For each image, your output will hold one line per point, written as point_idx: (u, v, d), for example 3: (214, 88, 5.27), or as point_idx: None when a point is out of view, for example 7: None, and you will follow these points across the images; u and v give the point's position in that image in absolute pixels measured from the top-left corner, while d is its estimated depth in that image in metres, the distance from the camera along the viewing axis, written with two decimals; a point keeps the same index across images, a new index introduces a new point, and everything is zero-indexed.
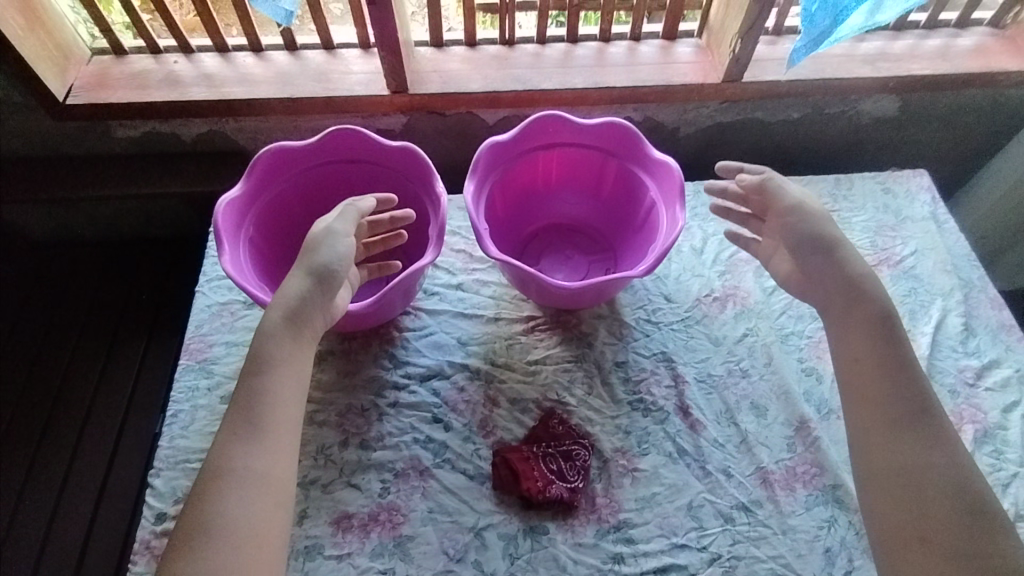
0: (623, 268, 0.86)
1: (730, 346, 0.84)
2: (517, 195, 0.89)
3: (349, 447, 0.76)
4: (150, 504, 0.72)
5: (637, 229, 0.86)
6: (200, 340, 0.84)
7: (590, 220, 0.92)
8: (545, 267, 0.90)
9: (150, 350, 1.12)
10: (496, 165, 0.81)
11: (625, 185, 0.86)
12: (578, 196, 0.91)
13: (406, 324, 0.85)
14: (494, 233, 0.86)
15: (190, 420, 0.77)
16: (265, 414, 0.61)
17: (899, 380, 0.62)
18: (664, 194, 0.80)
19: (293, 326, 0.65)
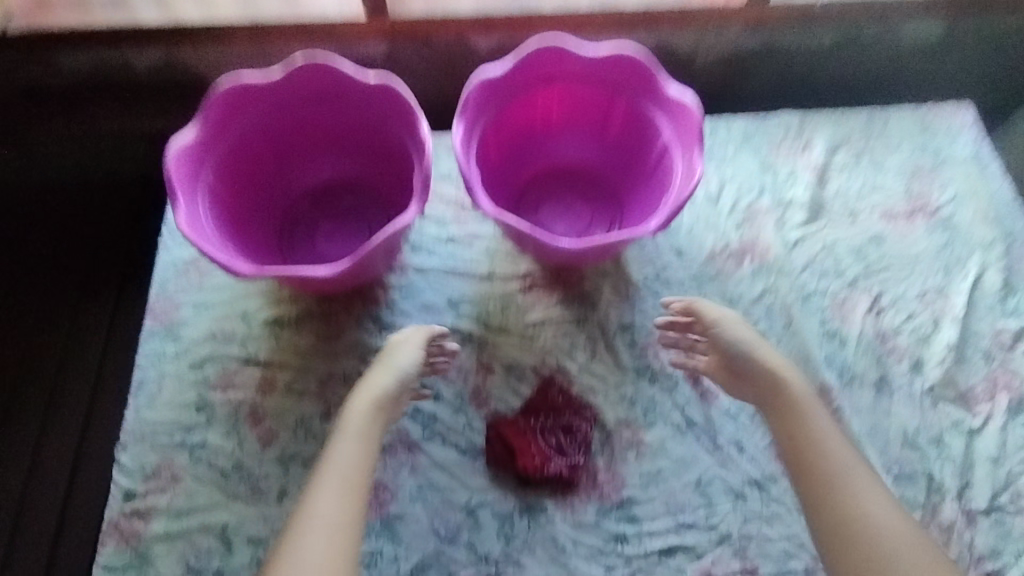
0: (630, 222, 0.77)
1: (747, 307, 0.76)
2: (513, 137, 0.78)
3: (331, 419, 0.70)
4: (118, 482, 0.66)
5: (648, 176, 0.76)
6: (164, 300, 0.76)
7: (594, 166, 0.82)
8: (543, 219, 0.81)
9: (81, 317, 0.93)
10: (488, 103, 0.70)
11: (635, 126, 0.76)
12: (582, 137, 0.81)
13: (391, 282, 0.77)
14: (486, 181, 0.77)
15: (157, 390, 0.71)
16: (338, 472, 0.57)
17: (845, 469, 0.57)
18: (679, 137, 0.70)
19: (373, 411, 0.61)
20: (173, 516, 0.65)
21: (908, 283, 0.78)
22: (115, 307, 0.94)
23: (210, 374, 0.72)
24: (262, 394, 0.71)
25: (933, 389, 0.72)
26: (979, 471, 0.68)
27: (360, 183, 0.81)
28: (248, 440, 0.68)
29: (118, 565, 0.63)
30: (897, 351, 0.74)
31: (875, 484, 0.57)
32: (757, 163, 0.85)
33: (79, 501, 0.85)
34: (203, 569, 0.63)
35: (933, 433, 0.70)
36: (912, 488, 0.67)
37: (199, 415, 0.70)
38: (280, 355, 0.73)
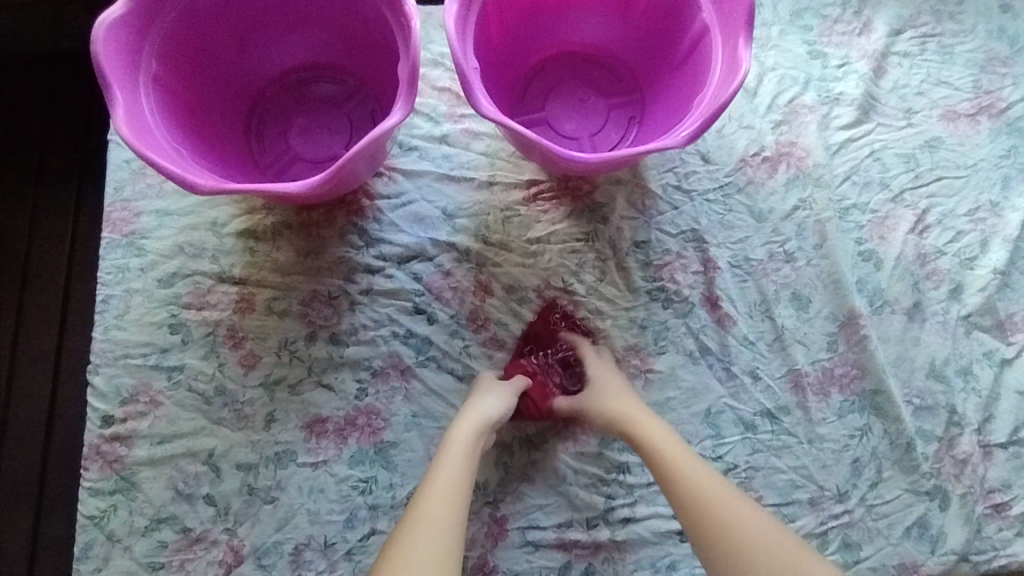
0: (654, 121, 0.67)
1: (776, 223, 0.68)
2: (518, 13, 0.66)
3: (317, 342, 0.64)
4: (93, 406, 0.62)
5: (677, 66, 0.65)
6: (123, 207, 0.67)
7: (613, 52, 0.70)
8: (552, 117, 0.70)
9: (40, 218, 0.78)
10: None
11: (666, 1, 0.63)
12: (600, 14, 0.68)
13: (378, 190, 0.68)
14: (486, 70, 0.65)
15: (126, 308, 0.65)
16: (450, 499, 0.51)
17: (712, 499, 0.52)
18: (721, 16, 0.58)
19: (474, 440, 0.55)
20: (156, 442, 0.62)
21: (959, 198, 0.69)
22: (76, 206, 0.78)
23: (182, 292, 0.65)
24: (240, 314, 0.65)
25: (969, 317, 0.66)
26: (1004, 404, 0.64)
27: (339, 69, 0.69)
28: (229, 363, 0.64)
29: (103, 490, 0.61)
30: (937, 274, 0.67)
31: (743, 504, 0.52)
32: (804, 49, 0.72)
33: (61, 438, 0.72)
34: (191, 495, 0.61)
35: (962, 363, 0.65)
36: (931, 421, 0.64)
37: (174, 336, 0.64)
38: (257, 271, 0.66)
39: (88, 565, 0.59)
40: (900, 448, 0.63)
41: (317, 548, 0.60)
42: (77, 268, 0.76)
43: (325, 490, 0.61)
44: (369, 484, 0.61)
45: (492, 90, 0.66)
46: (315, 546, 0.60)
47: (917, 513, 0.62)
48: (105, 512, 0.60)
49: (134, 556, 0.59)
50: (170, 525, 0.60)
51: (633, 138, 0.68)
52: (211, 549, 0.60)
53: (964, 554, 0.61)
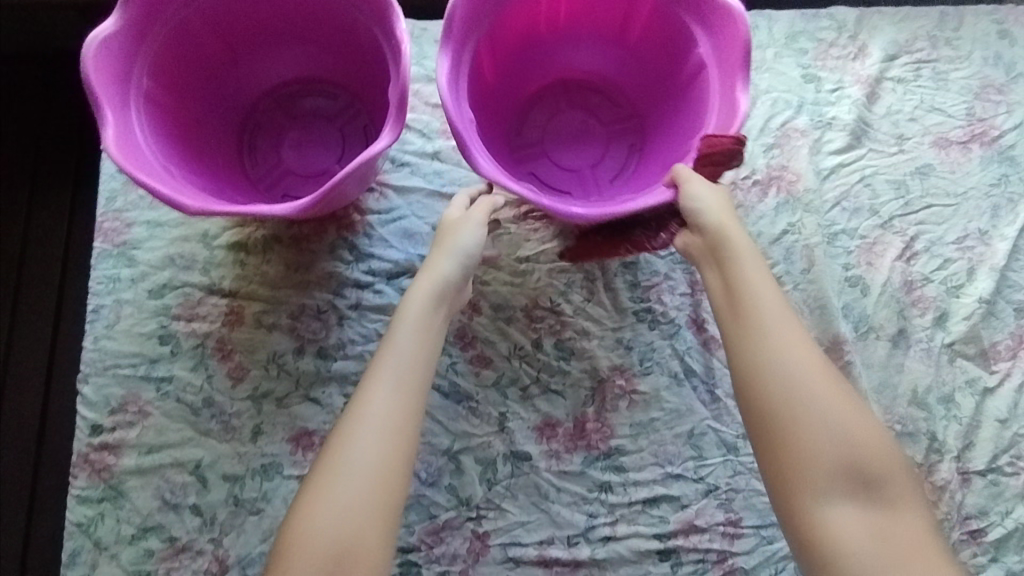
0: (651, 151, 0.67)
1: (764, 248, 0.69)
2: (512, 46, 0.65)
3: (305, 355, 0.65)
4: (82, 415, 0.63)
5: (676, 94, 0.65)
6: (115, 217, 0.67)
7: (607, 77, 0.70)
8: (549, 149, 0.70)
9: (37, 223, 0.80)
10: (481, 13, 0.57)
11: (660, 30, 0.63)
12: (594, 42, 0.69)
13: (369, 205, 0.69)
14: (478, 106, 0.65)
15: (115, 318, 0.65)
16: (397, 372, 0.51)
17: (808, 390, 0.48)
18: (718, 55, 0.58)
19: (430, 306, 0.55)
20: (144, 452, 0.62)
21: (948, 225, 0.70)
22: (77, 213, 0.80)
23: (172, 303, 0.66)
24: (229, 326, 0.65)
25: (954, 345, 0.67)
26: (984, 431, 0.65)
27: (332, 82, 0.69)
28: (217, 375, 0.64)
29: (91, 497, 0.61)
30: (923, 301, 0.68)
31: (848, 399, 0.49)
32: (799, 72, 0.73)
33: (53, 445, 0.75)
34: (179, 505, 0.61)
35: (944, 391, 0.66)
36: (911, 447, 0.64)
37: (163, 347, 0.64)
38: (247, 284, 0.66)
39: (77, 571, 0.60)
40: None
41: None
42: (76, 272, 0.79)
43: None
44: None
45: (485, 127, 0.66)
46: None
47: None
48: (94, 520, 0.61)
49: (120, 564, 0.60)
50: (157, 534, 0.61)
51: (630, 168, 0.68)
52: (197, 559, 0.61)
53: None
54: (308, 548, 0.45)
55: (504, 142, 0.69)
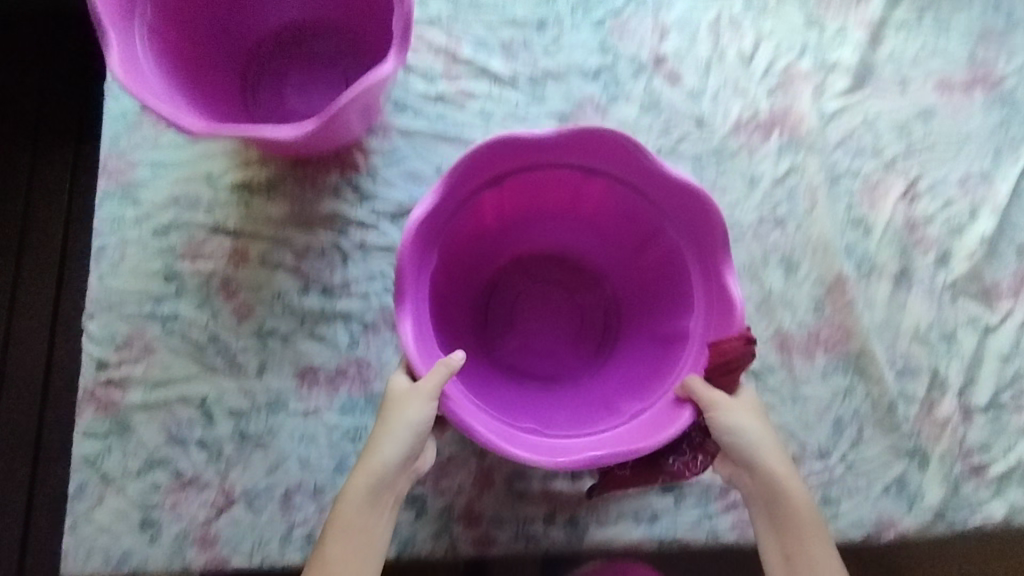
0: (624, 327, 0.66)
1: (767, 188, 0.68)
2: (464, 246, 0.63)
3: (310, 294, 0.65)
4: (88, 351, 0.63)
5: (649, 284, 0.63)
6: (120, 158, 0.67)
7: (563, 248, 0.69)
8: (517, 312, 0.70)
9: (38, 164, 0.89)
10: (438, 217, 0.55)
11: (618, 206, 0.60)
12: (549, 223, 0.67)
13: (372, 147, 0.69)
14: (444, 323, 0.62)
15: (120, 257, 0.65)
16: (337, 572, 0.51)
17: (822, 566, 0.51)
18: (707, 336, 0.54)
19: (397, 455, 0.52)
20: (150, 387, 0.63)
21: (950, 166, 0.70)
22: (75, 159, 0.90)
23: (177, 242, 0.66)
24: (234, 265, 0.65)
25: (956, 284, 0.67)
26: (987, 368, 0.65)
27: (336, 24, 0.69)
28: (222, 313, 0.64)
29: (97, 432, 0.62)
30: (925, 241, 0.68)
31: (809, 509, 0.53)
32: (802, 17, 0.72)
33: None
34: (185, 439, 0.62)
35: (947, 329, 0.66)
36: (913, 383, 0.65)
37: (168, 285, 0.65)
38: (252, 224, 0.66)
39: (83, 504, 0.60)
40: (882, 408, 0.64)
41: (307, 492, 0.61)
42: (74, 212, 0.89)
43: (316, 437, 0.62)
44: (359, 433, 0.62)
45: (451, 324, 0.64)
46: (305, 491, 0.61)
47: (895, 471, 0.63)
48: (100, 453, 0.61)
49: (127, 496, 0.61)
50: (163, 468, 0.61)
51: (609, 338, 0.67)
52: (203, 492, 0.61)
53: (940, 512, 0.62)
54: None
55: (479, 344, 0.66)
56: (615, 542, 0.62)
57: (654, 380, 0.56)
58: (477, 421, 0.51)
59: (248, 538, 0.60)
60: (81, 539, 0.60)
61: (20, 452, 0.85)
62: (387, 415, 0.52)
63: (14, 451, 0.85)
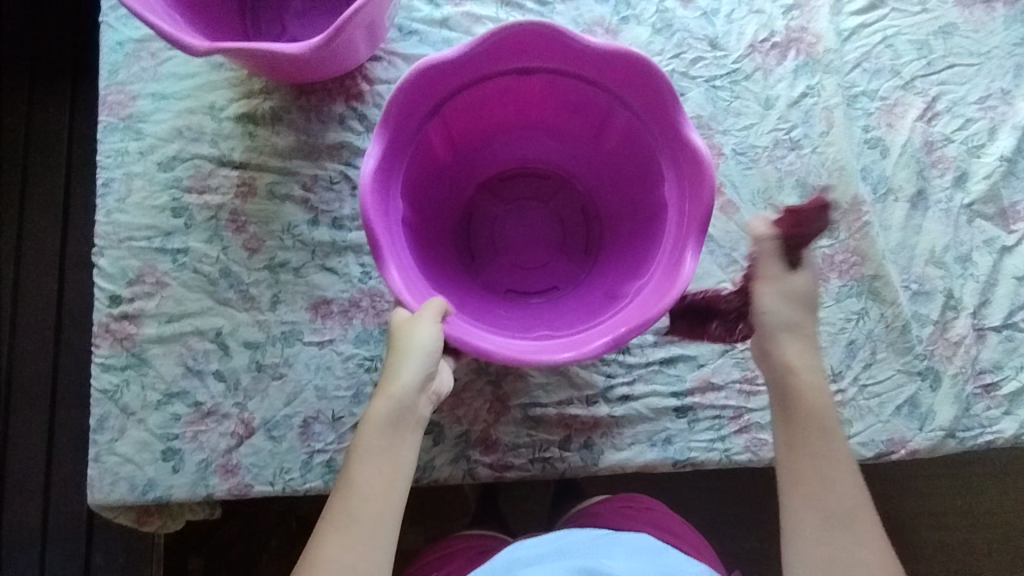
0: (604, 213, 0.71)
1: (782, 111, 0.67)
2: (428, 175, 0.66)
3: (319, 226, 0.64)
4: (100, 286, 0.63)
5: (618, 167, 0.66)
6: (119, 90, 0.66)
7: (517, 162, 0.73)
8: (499, 233, 0.74)
9: (36, 107, 0.91)
10: (399, 137, 0.56)
11: (562, 94, 0.62)
12: (504, 135, 0.70)
13: (377, 75, 0.67)
14: (431, 255, 0.65)
15: (127, 191, 0.65)
16: (363, 493, 0.48)
17: (836, 460, 0.49)
18: (684, 200, 0.55)
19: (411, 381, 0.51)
20: (164, 321, 0.63)
21: (971, 85, 0.68)
22: (73, 98, 0.92)
23: (183, 176, 0.65)
24: (242, 198, 0.65)
25: (972, 206, 0.66)
26: (1001, 289, 0.65)
27: None
28: (233, 247, 0.64)
29: (115, 365, 0.62)
30: (943, 162, 0.67)
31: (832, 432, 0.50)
32: None
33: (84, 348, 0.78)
34: (202, 371, 0.62)
35: (962, 251, 0.66)
36: (927, 305, 0.65)
37: (177, 220, 0.64)
38: (258, 156, 0.65)
39: (105, 436, 0.61)
40: (896, 330, 0.64)
41: (325, 422, 0.62)
42: (75, 155, 0.92)
43: (332, 367, 0.62)
44: (375, 362, 0.62)
45: (438, 255, 0.66)
46: (324, 420, 0.62)
47: (908, 392, 0.63)
48: (119, 387, 0.62)
49: (148, 428, 0.61)
50: (182, 399, 0.62)
51: (594, 227, 0.72)
52: (223, 422, 0.61)
53: (952, 431, 0.62)
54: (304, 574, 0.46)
55: (474, 275, 0.70)
56: (630, 465, 0.62)
57: (640, 265, 0.59)
58: (482, 340, 0.52)
59: (270, 466, 0.61)
60: (104, 469, 0.61)
61: (38, 392, 0.88)
62: (397, 343, 0.51)
63: (32, 390, 0.88)
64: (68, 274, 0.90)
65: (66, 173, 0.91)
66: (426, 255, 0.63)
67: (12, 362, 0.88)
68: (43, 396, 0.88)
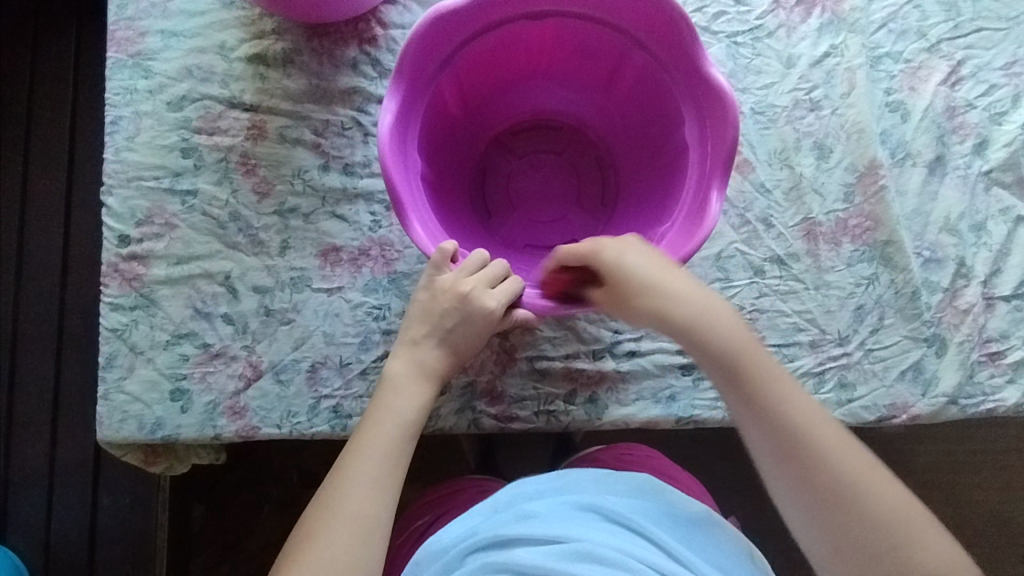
0: (618, 161, 0.71)
1: (804, 70, 0.66)
2: (442, 130, 0.65)
3: (330, 173, 0.64)
4: (108, 226, 0.63)
5: (633, 116, 0.66)
6: (127, 26, 0.65)
7: (529, 114, 0.72)
8: (515, 188, 0.73)
9: (45, 45, 0.91)
10: (418, 82, 0.55)
11: (572, 38, 0.61)
12: (515, 89, 0.69)
13: (392, 19, 0.65)
14: (448, 209, 0.64)
15: (135, 130, 0.64)
16: (397, 424, 0.52)
17: (763, 374, 0.51)
18: (705, 141, 0.55)
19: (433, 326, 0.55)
20: (172, 263, 0.63)
21: (997, 50, 0.67)
22: (78, 39, 0.91)
23: (193, 116, 0.64)
24: (253, 141, 0.64)
25: (991, 173, 0.66)
26: (1014, 259, 0.65)
27: None
28: (242, 190, 0.63)
29: (123, 305, 0.62)
30: (963, 128, 0.66)
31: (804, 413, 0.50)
32: None
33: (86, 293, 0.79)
34: (210, 314, 0.62)
35: (977, 219, 0.65)
36: (938, 272, 0.64)
37: (186, 160, 0.64)
38: (268, 98, 0.64)
39: (114, 374, 0.61)
40: (905, 296, 0.64)
41: (333, 367, 0.62)
42: (81, 98, 0.91)
43: (341, 314, 0.62)
44: (383, 311, 0.62)
45: (457, 211, 0.66)
46: (332, 365, 0.62)
47: (912, 357, 0.63)
48: (127, 326, 0.62)
49: (156, 367, 0.62)
50: (190, 341, 0.62)
51: (609, 176, 0.72)
52: (231, 364, 0.62)
53: (954, 398, 0.62)
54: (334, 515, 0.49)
55: (493, 233, 0.70)
56: (633, 421, 0.62)
57: (662, 211, 0.59)
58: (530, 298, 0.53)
59: (278, 409, 0.61)
60: (112, 407, 0.61)
61: (44, 334, 0.88)
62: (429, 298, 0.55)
63: (39, 333, 0.88)
64: (74, 220, 0.90)
65: (71, 118, 0.90)
66: (444, 208, 0.63)
67: (20, 303, 0.89)
68: (50, 339, 0.88)
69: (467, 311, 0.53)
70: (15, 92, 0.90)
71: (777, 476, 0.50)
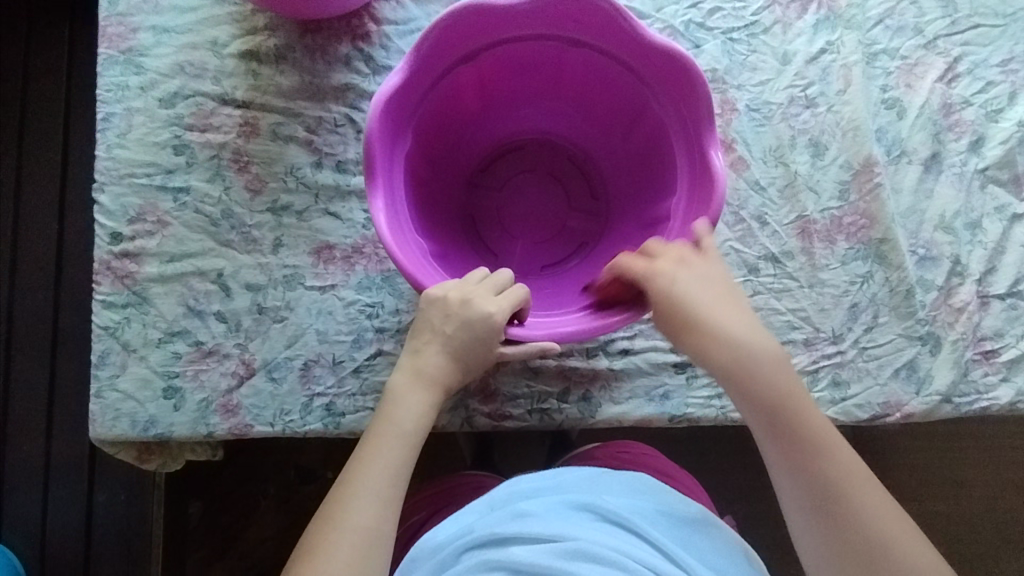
0: (593, 153, 0.71)
1: (800, 67, 0.65)
2: (426, 175, 0.64)
3: (323, 170, 0.63)
4: (101, 223, 0.63)
5: (605, 119, 0.66)
6: (118, 22, 0.64)
7: (496, 139, 0.72)
8: (507, 217, 0.73)
9: (36, 40, 0.90)
10: (397, 123, 0.55)
11: (518, 62, 0.61)
12: (480, 121, 0.69)
13: (385, 16, 0.65)
14: (447, 248, 0.64)
15: (127, 126, 0.64)
16: (397, 437, 0.52)
17: (815, 434, 0.50)
18: (680, 121, 0.56)
19: (433, 338, 0.54)
20: (165, 260, 0.62)
21: (994, 47, 0.67)
22: (71, 33, 0.91)
23: (185, 113, 0.64)
24: (245, 138, 0.64)
25: (987, 171, 0.65)
26: (1009, 257, 0.64)
27: None
28: (235, 188, 0.63)
29: (116, 303, 0.62)
30: (959, 125, 0.66)
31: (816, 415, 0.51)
32: None
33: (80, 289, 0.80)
34: (203, 312, 0.62)
35: (972, 217, 0.65)
36: (933, 270, 0.64)
37: (178, 157, 0.63)
38: (261, 95, 0.64)
39: (107, 371, 0.61)
40: (900, 295, 0.63)
41: (326, 365, 0.62)
42: (74, 93, 0.90)
43: (333, 312, 0.62)
44: (376, 309, 0.62)
45: (459, 252, 0.66)
46: (325, 363, 0.62)
47: (907, 356, 0.62)
48: (120, 324, 0.62)
49: (149, 365, 0.61)
50: (183, 338, 0.62)
51: (592, 171, 0.72)
52: (224, 362, 0.62)
53: (947, 396, 0.62)
54: (336, 532, 0.48)
55: (505, 265, 0.69)
56: (627, 419, 0.62)
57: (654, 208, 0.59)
58: (528, 327, 0.54)
59: (271, 407, 0.61)
60: (106, 405, 0.61)
61: (39, 331, 0.88)
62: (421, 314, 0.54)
63: (34, 329, 0.88)
64: (69, 216, 0.90)
65: (65, 111, 0.90)
66: (441, 245, 0.63)
67: (15, 299, 0.89)
68: (45, 337, 0.88)
69: (467, 322, 0.52)
70: (10, 87, 0.90)
71: (806, 526, 0.50)
